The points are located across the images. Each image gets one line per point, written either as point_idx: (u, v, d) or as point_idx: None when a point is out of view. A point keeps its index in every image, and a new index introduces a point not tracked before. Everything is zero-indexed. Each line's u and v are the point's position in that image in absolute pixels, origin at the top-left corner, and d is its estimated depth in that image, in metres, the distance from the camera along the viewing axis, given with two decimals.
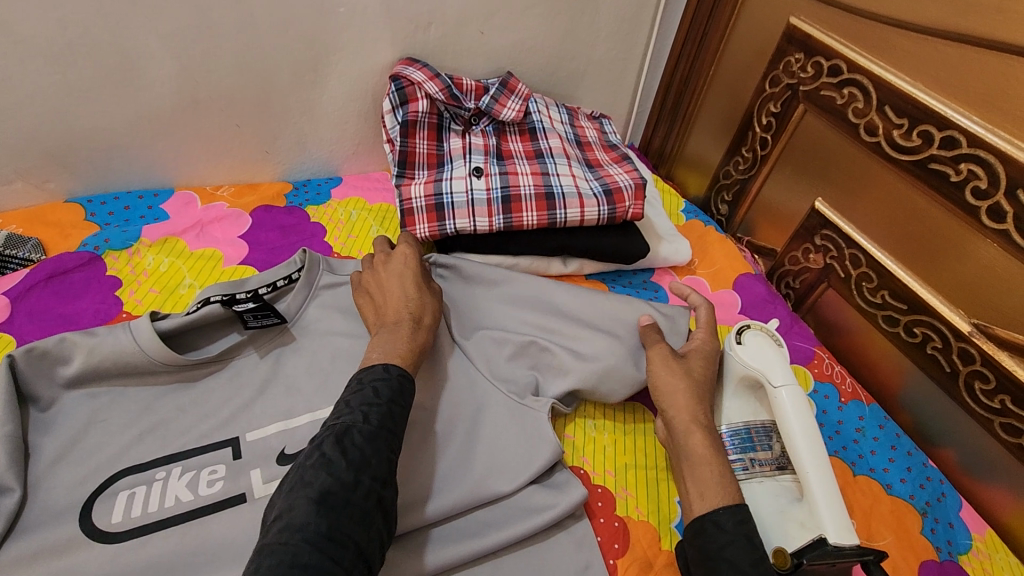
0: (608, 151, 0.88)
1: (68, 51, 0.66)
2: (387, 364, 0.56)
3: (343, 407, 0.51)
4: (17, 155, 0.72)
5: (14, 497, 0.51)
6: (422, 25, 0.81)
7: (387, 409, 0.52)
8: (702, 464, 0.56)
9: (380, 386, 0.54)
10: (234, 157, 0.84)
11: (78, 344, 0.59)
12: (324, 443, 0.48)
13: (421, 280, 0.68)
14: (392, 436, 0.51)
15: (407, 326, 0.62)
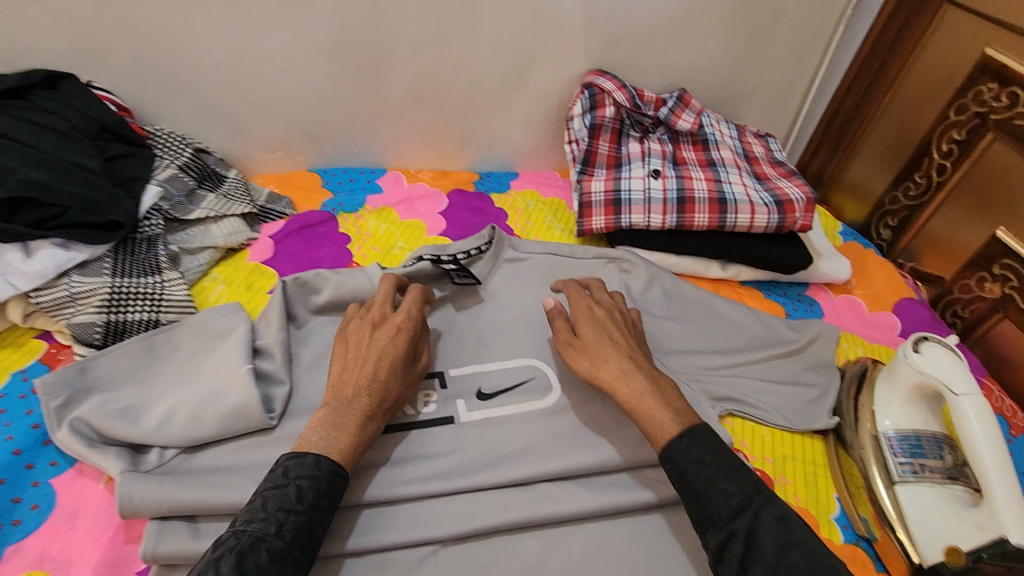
0: (776, 167, 0.92)
1: (340, 48, 0.81)
2: (319, 458, 0.52)
3: (260, 510, 0.48)
4: (283, 130, 0.89)
5: (285, 388, 0.64)
6: (615, 41, 0.90)
7: (303, 517, 0.49)
8: (644, 403, 0.58)
9: (304, 486, 0.50)
10: (437, 146, 0.97)
11: (328, 280, 0.72)
12: (223, 563, 0.44)
13: (402, 362, 0.61)
14: (302, 553, 0.48)
15: (358, 416, 0.56)
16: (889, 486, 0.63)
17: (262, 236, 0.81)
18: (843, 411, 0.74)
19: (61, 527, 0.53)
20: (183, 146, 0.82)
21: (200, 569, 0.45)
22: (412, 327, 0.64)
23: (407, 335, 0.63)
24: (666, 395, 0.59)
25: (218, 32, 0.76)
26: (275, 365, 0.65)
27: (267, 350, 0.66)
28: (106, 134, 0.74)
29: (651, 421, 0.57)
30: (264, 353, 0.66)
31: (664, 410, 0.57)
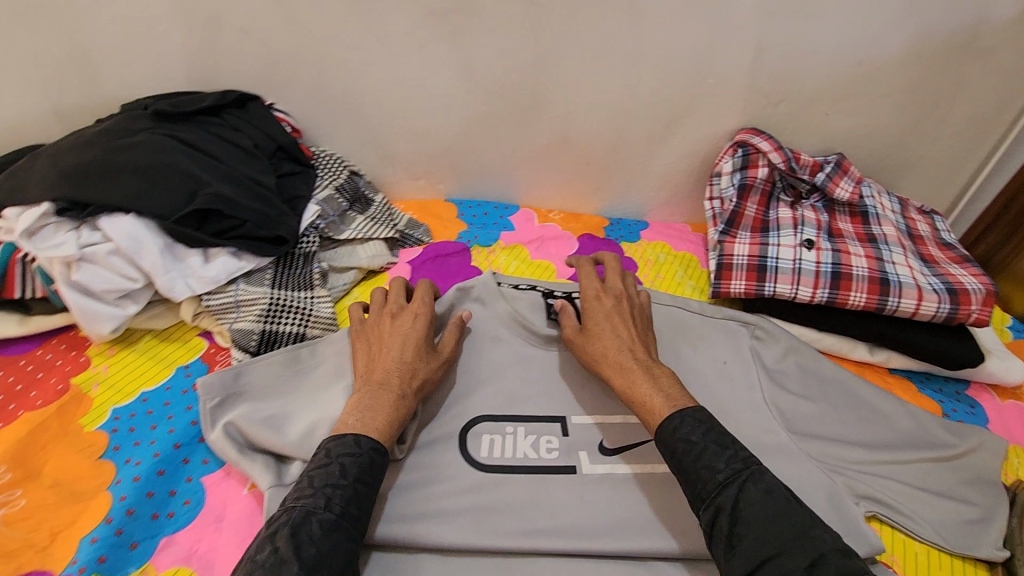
0: (944, 250, 0.84)
1: (498, 90, 0.83)
2: (358, 437, 0.55)
3: (308, 484, 0.51)
4: (429, 160, 0.92)
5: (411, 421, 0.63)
6: (776, 100, 0.86)
7: (350, 491, 0.51)
8: (640, 385, 0.61)
9: (348, 463, 0.53)
10: (572, 188, 0.97)
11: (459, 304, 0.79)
12: (279, 536, 0.48)
13: (425, 342, 0.64)
14: (353, 524, 0.51)
15: (392, 395, 0.58)
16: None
17: (400, 262, 0.84)
18: (1016, 543, 0.65)
19: (208, 527, 0.55)
20: (340, 169, 0.86)
21: (258, 541, 0.48)
22: (431, 311, 0.67)
23: (424, 322, 0.66)
24: (670, 383, 0.61)
25: (393, 67, 0.80)
26: None
27: None
28: (280, 154, 0.80)
29: (660, 398, 0.60)
30: None
31: (655, 393, 0.60)
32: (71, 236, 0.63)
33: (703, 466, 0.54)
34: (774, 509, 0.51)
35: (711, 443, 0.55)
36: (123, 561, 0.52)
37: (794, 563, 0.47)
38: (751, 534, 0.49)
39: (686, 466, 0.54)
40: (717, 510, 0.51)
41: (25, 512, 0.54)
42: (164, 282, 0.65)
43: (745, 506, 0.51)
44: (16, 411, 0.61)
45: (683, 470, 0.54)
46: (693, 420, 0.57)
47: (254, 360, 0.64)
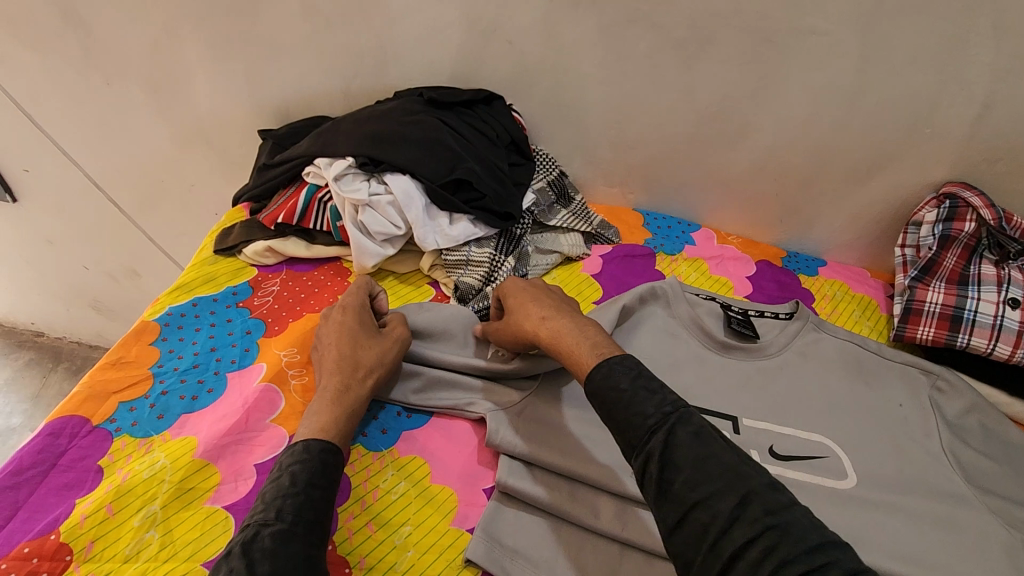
0: None
1: (711, 115, 0.91)
2: (306, 443, 0.55)
3: (259, 503, 0.50)
4: (629, 170, 1.02)
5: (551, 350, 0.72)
6: (994, 158, 0.86)
7: (303, 498, 0.50)
8: (569, 341, 0.62)
9: (297, 470, 0.52)
10: (755, 216, 1.02)
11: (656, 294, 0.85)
12: (230, 558, 0.45)
13: (358, 334, 0.68)
14: (311, 532, 0.49)
15: (334, 390, 0.62)
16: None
17: (594, 255, 0.94)
18: None
19: (436, 432, 0.68)
20: (553, 167, 0.99)
21: (214, 567, 0.46)
22: (356, 307, 0.72)
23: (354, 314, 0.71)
24: (592, 335, 0.61)
25: (621, 85, 0.91)
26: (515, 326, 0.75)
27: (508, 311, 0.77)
28: (513, 146, 0.93)
29: (587, 354, 0.59)
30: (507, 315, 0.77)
31: (580, 343, 0.60)
32: (365, 185, 0.80)
33: (633, 412, 0.51)
34: (699, 449, 0.48)
35: (640, 387, 0.53)
36: (376, 440, 0.66)
37: (725, 505, 0.44)
38: (680, 478, 0.47)
39: (615, 414, 0.53)
40: (647, 458, 0.49)
41: (308, 385, 0.68)
42: (420, 233, 0.80)
43: (674, 450, 0.48)
44: (301, 311, 0.77)
45: (617, 421, 0.52)
46: (621, 367, 0.55)
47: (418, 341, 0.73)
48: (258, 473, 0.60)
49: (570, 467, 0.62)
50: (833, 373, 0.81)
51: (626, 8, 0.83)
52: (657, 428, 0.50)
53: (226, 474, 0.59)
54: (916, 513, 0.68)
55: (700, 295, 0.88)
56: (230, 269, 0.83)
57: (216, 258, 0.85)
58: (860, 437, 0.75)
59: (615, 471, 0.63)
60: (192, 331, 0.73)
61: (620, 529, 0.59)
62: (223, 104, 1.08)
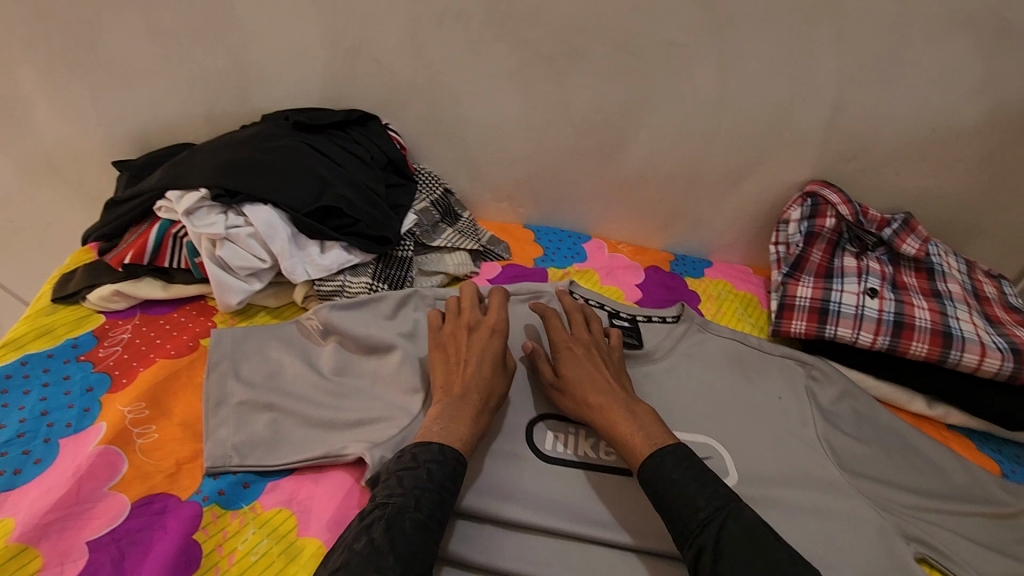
0: (1012, 314, 0.84)
1: (588, 126, 0.92)
2: (443, 447, 0.59)
3: (398, 487, 0.55)
4: (515, 184, 1.01)
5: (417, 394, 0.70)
6: (850, 157, 0.91)
7: (435, 495, 0.55)
8: (624, 425, 0.64)
9: (434, 468, 0.57)
10: (642, 223, 1.04)
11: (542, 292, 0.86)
12: (374, 528, 0.52)
13: (500, 362, 0.69)
14: (437, 526, 0.54)
15: (471, 407, 0.63)
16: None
17: (481, 277, 0.91)
18: None
19: (307, 478, 0.63)
20: (437, 186, 0.96)
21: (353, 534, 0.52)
22: (502, 331, 0.71)
23: (499, 340, 0.70)
24: (641, 422, 0.64)
25: (497, 101, 0.91)
26: (385, 364, 0.74)
27: (378, 347, 0.74)
28: (390, 167, 0.91)
29: (638, 442, 0.62)
30: (377, 349, 0.74)
31: (635, 432, 0.63)
32: (221, 218, 0.74)
33: (685, 504, 0.56)
34: (750, 544, 0.52)
35: (693, 479, 0.58)
36: (237, 496, 0.60)
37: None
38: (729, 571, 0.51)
39: (666, 501, 0.57)
40: (699, 549, 0.53)
41: (159, 442, 0.63)
42: (288, 265, 0.75)
43: (726, 543, 0.53)
44: (154, 358, 0.71)
45: (670, 511, 0.57)
46: (672, 458, 0.59)
47: (287, 399, 0.68)
48: (91, 550, 0.53)
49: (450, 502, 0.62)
50: (717, 373, 0.83)
51: (491, 23, 0.82)
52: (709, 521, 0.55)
53: (50, 557, 0.52)
54: (798, 507, 0.71)
55: (591, 302, 0.89)
56: (72, 318, 0.75)
57: (56, 307, 0.76)
58: (742, 436, 0.77)
59: (498, 500, 0.64)
60: (20, 394, 0.65)
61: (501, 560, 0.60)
62: (73, 135, 0.98)
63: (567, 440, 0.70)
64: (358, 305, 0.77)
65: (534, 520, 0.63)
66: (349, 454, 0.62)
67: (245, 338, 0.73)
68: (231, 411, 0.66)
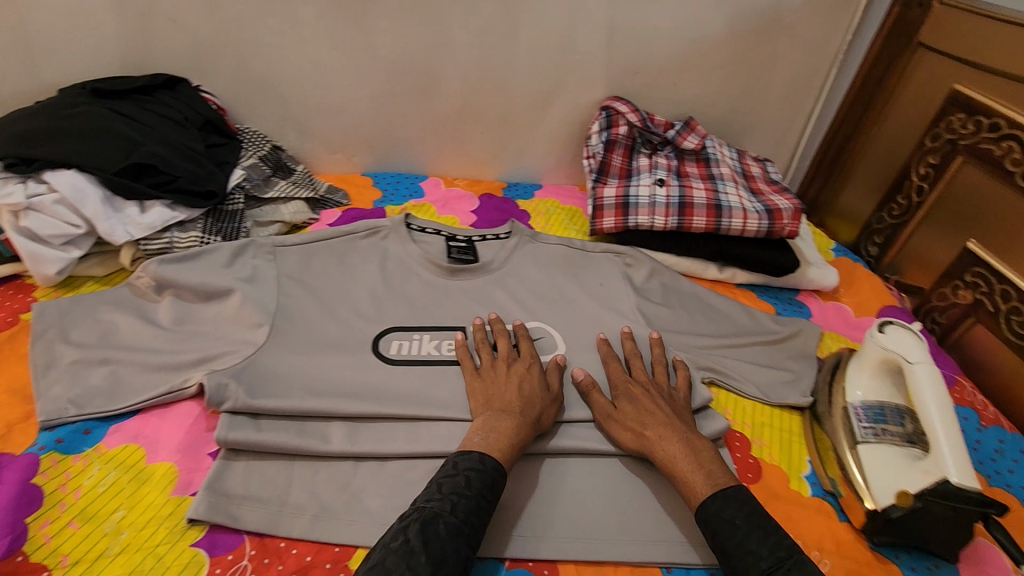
0: (770, 185, 1.03)
1: (399, 67, 0.99)
2: (483, 456, 0.60)
3: (436, 493, 0.57)
4: (345, 134, 1.06)
5: (263, 329, 0.75)
6: (632, 72, 1.05)
7: (473, 502, 0.57)
8: (682, 463, 0.64)
9: (473, 476, 0.58)
10: (473, 157, 1.13)
11: (382, 231, 0.93)
12: (410, 528, 0.53)
13: (539, 386, 0.71)
14: (471, 534, 0.55)
15: (513, 418, 0.65)
16: (852, 447, 0.70)
17: (321, 222, 0.96)
18: (818, 392, 0.82)
19: (152, 416, 0.66)
20: (263, 143, 0.99)
21: (391, 534, 0.54)
22: (545, 370, 0.73)
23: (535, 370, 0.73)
24: (695, 453, 0.65)
25: (307, 52, 0.95)
26: (225, 307, 0.76)
27: (217, 292, 0.77)
28: (208, 127, 0.92)
29: (696, 477, 0.62)
30: (217, 295, 0.77)
31: (694, 470, 0.63)
32: (19, 188, 0.73)
33: (744, 551, 0.55)
34: None
35: (756, 526, 0.56)
36: (77, 441, 0.62)
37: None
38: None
39: (723, 544, 0.57)
40: None
41: None
42: (104, 227, 0.75)
43: None
44: None
45: (725, 552, 0.56)
46: (729, 502, 0.59)
47: (127, 361, 0.69)
48: None
49: (297, 407, 0.66)
50: (545, 271, 0.94)
51: None
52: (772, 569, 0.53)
53: None
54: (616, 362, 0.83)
55: (427, 231, 0.96)
56: None
57: None
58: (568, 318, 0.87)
59: (342, 400, 0.68)
60: None
61: (349, 445, 0.64)
62: None
63: (410, 348, 0.78)
64: (192, 257, 0.79)
65: (377, 411, 0.68)
66: (192, 386, 0.66)
67: (73, 306, 0.73)
68: (63, 369, 0.67)
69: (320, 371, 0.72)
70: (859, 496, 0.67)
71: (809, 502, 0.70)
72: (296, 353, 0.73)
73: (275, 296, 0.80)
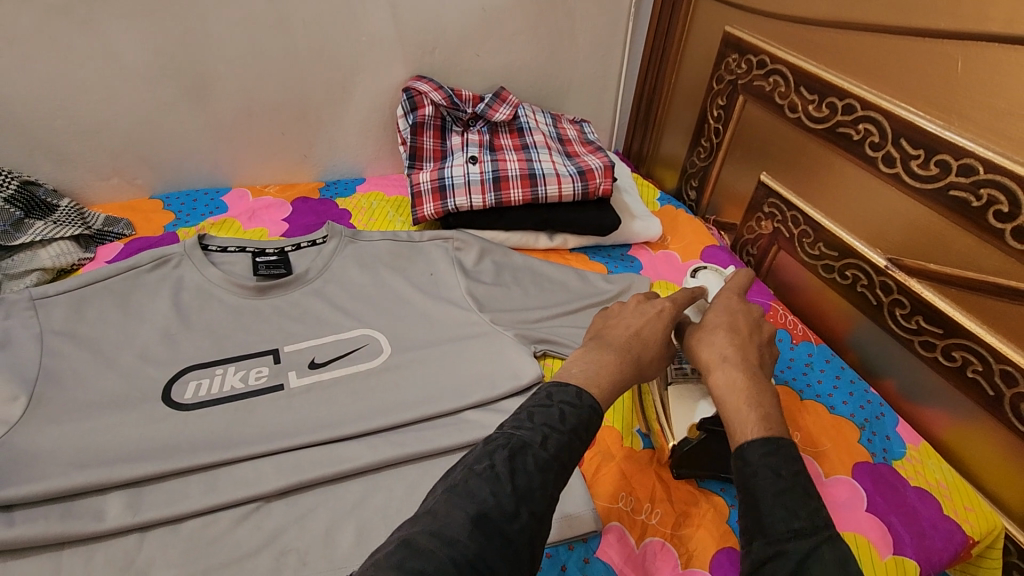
0: (586, 145, 1.03)
1: (160, 71, 0.87)
2: (580, 391, 0.53)
3: (527, 421, 0.50)
4: (116, 156, 0.93)
5: (20, 403, 0.65)
6: (429, 49, 1.00)
7: (566, 439, 0.49)
8: (737, 397, 0.54)
9: (568, 411, 0.51)
10: (280, 160, 1.04)
11: (174, 258, 0.82)
12: (497, 454, 0.46)
13: (664, 334, 0.63)
14: (562, 471, 0.48)
15: (619, 358, 0.58)
16: (662, 387, 0.70)
17: (97, 260, 0.84)
18: None
19: None
20: (8, 179, 0.84)
21: (476, 453, 0.47)
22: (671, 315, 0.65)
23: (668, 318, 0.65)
24: (748, 392, 0.54)
25: (35, 68, 0.82)
26: None
27: None
28: None
29: (736, 418, 0.53)
30: None
31: (751, 408, 0.53)
32: None
33: (780, 505, 0.44)
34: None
35: (801, 486, 0.45)
36: None
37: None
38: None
39: (757, 490, 0.46)
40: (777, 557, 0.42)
41: None
42: None
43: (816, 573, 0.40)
44: None
45: (752, 497, 0.46)
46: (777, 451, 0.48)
47: None
48: None
49: (59, 487, 0.57)
50: (368, 272, 0.86)
51: None
52: (805, 533, 0.42)
53: None
54: None
55: (229, 250, 0.86)
56: None
57: None
58: (394, 317, 0.82)
59: (119, 464, 0.60)
60: None
61: (130, 516, 0.56)
62: None
63: (208, 386, 0.70)
64: None
65: (163, 468, 0.60)
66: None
67: None
68: None
69: (93, 436, 0.62)
70: (667, 435, 0.67)
71: (640, 456, 0.71)
72: (61, 421, 0.63)
73: (37, 359, 0.69)
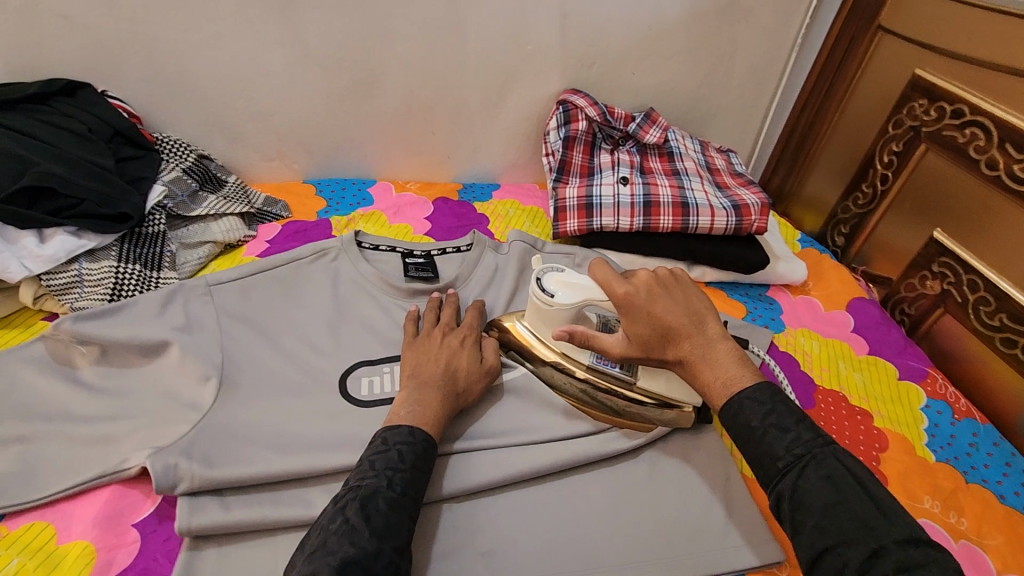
0: (736, 177, 1.00)
1: (335, 63, 0.90)
2: (413, 428, 0.56)
3: (368, 469, 0.52)
4: (282, 140, 0.97)
5: (214, 383, 0.65)
6: (587, 63, 0.99)
7: (410, 474, 0.53)
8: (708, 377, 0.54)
9: (406, 449, 0.54)
10: (424, 158, 1.05)
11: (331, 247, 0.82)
12: (348, 508, 0.48)
13: (472, 363, 0.66)
14: (411, 505, 0.51)
15: (438, 390, 0.61)
16: (634, 387, 0.66)
17: (259, 239, 0.87)
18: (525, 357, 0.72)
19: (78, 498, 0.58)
20: (187, 153, 0.89)
21: (328, 515, 0.49)
22: (473, 345, 0.69)
23: (472, 345, 0.69)
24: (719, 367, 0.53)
25: (226, 49, 0.86)
26: (167, 362, 0.66)
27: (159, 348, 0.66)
28: (118, 138, 0.81)
29: (711, 388, 0.53)
30: (159, 349, 0.67)
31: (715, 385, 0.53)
32: None
33: (764, 452, 0.49)
34: (834, 497, 0.45)
35: (772, 425, 0.49)
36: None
37: (815, 508, 0.45)
38: (810, 517, 0.45)
39: (751, 438, 0.50)
40: (779, 496, 0.48)
41: None
42: None
43: (807, 494, 0.46)
44: None
45: (753, 454, 0.50)
46: (750, 401, 0.51)
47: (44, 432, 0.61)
48: None
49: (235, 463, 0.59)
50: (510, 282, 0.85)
51: None
52: (789, 467, 0.48)
53: None
54: None
55: (381, 248, 0.85)
56: None
57: None
58: None
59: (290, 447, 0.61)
60: None
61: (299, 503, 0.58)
62: None
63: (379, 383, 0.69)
64: (114, 311, 0.67)
65: (328, 459, 0.61)
66: (132, 467, 0.58)
67: None
68: None
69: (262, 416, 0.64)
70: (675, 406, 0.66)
71: None
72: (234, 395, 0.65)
73: (219, 342, 0.69)
